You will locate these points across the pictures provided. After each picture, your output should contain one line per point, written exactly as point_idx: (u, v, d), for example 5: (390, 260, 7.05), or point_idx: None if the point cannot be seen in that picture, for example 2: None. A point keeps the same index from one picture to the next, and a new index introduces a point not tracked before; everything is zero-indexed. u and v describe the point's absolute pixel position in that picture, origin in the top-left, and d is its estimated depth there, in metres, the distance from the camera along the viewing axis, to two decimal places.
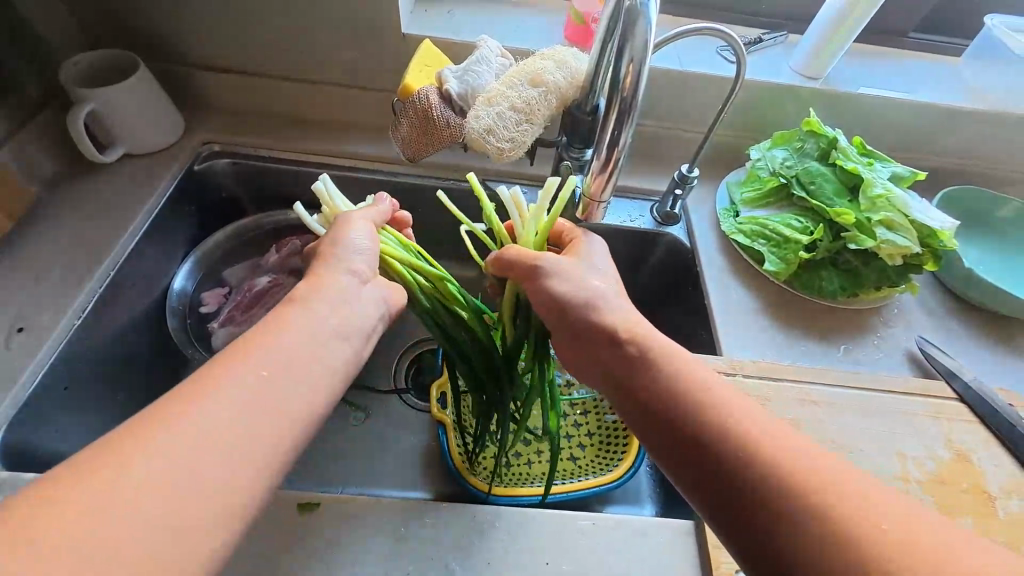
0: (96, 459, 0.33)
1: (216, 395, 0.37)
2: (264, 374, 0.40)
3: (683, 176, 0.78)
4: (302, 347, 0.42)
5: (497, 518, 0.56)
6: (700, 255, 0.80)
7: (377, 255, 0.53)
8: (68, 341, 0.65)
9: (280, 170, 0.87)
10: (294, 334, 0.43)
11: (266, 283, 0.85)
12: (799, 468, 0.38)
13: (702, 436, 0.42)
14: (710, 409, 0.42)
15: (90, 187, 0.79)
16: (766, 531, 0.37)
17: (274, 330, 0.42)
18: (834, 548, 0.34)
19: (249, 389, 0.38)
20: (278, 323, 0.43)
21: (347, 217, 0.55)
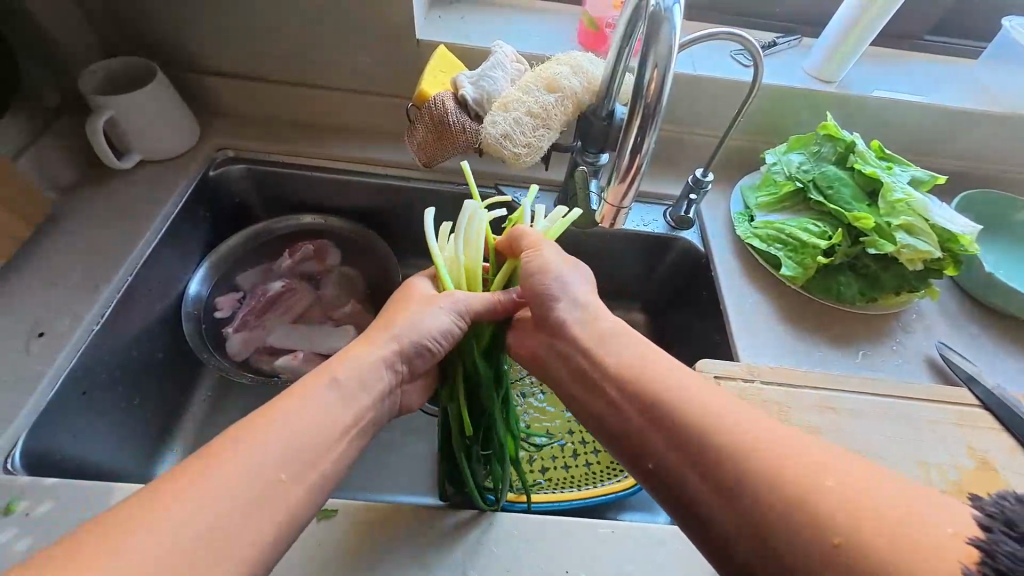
0: (140, 503, 0.35)
1: (238, 464, 0.38)
2: (290, 454, 0.40)
3: (697, 180, 0.78)
4: (325, 425, 0.43)
5: (515, 525, 0.56)
6: (714, 260, 0.79)
7: (438, 353, 0.53)
8: (86, 347, 0.65)
9: (294, 175, 0.88)
10: (326, 419, 0.43)
11: (279, 287, 0.85)
12: (755, 451, 0.38)
13: (657, 429, 0.42)
14: (662, 401, 0.43)
15: (107, 194, 0.79)
16: (727, 526, 0.37)
17: (311, 404, 0.43)
18: (806, 526, 0.34)
19: (278, 469, 0.39)
20: (304, 395, 0.44)
21: (446, 305, 0.53)
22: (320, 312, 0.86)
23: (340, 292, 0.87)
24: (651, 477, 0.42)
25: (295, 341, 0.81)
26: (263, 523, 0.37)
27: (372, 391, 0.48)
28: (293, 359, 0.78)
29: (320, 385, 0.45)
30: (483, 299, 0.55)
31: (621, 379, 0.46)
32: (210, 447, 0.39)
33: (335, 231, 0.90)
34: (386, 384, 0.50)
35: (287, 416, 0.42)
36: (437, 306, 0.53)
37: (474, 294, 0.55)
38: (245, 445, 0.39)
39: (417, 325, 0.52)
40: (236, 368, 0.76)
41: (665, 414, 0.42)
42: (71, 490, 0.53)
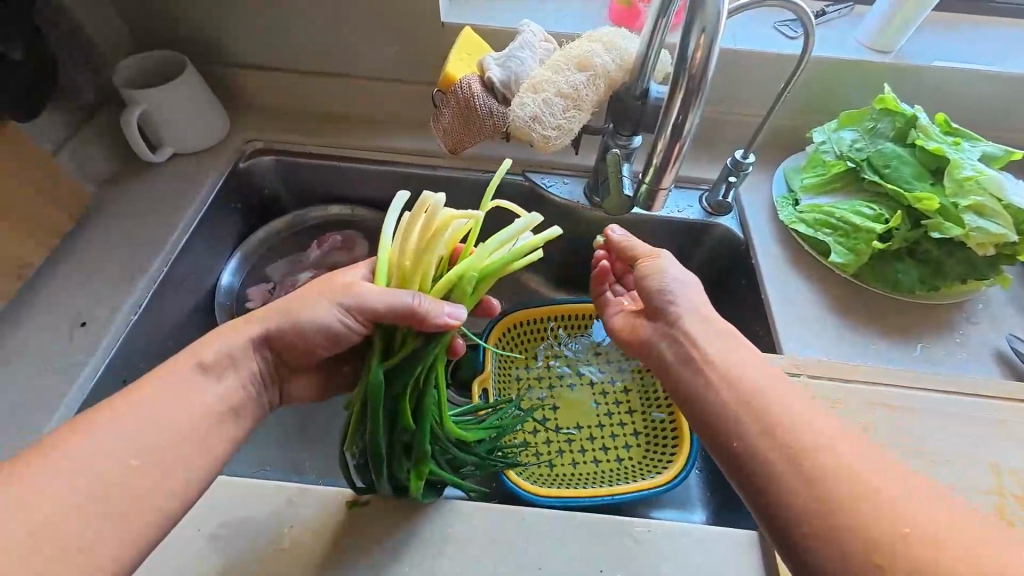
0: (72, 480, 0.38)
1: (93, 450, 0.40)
2: (138, 448, 0.41)
3: (737, 162, 0.74)
4: (182, 416, 0.44)
5: (546, 518, 0.54)
6: (754, 247, 0.75)
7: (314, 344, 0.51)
8: (124, 337, 0.67)
9: (321, 166, 0.88)
10: (182, 410, 0.44)
11: (309, 278, 0.85)
12: (846, 461, 0.39)
13: (745, 419, 0.43)
14: (753, 395, 0.44)
15: (141, 187, 0.81)
16: (802, 514, 0.38)
17: (169, 394, 0.44)
18: (877, 538, 0.36)
19: (132, 465, 0.40)
20: (165, 377, 0.45)
21: (350, 300, 0.48)
22: None
23: None
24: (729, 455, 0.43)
25: None
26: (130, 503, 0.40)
27: (235, 382, 0.48)
28: None
29: (184, 369, 0.45)
30: (376, 300, 0.48)
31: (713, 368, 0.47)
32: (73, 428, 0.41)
33: (362, 222, 0.90)
34: (253, 371, 0.50)
35: (176, 383, 0.45)
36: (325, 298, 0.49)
37: (375, 294, 0.48)
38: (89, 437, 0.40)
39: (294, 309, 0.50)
40: None
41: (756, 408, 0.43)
42: None
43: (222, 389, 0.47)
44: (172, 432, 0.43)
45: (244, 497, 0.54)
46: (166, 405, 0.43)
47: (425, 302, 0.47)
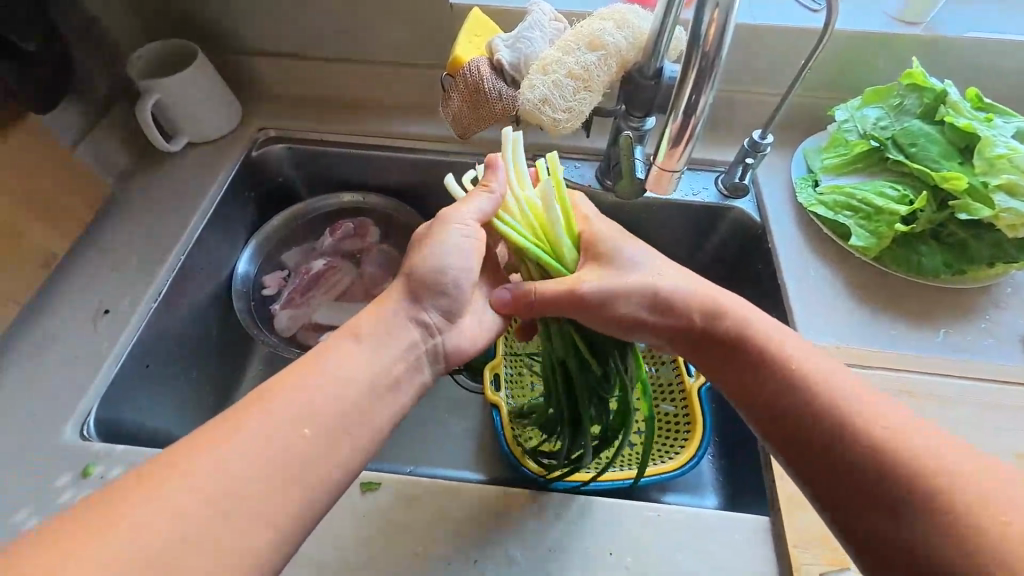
0: (154, 478, 0.36)
1: (226, 446, 0.38)
2: (296, 425, 0.40)
3: (755, 143, 0.72)
4: (344, 395, 0.43)
5: (560, 506, 0.54)
6: (772, 230, 0.74)
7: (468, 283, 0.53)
8: (148, 322, 0.69)
9: (332, 153, 0.88)
10: (346, 381, 0.44)
11: (322, 265, 0.88)
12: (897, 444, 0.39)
13: (787, 411, 0.44)
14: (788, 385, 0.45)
15: (157, 176, 0.82)
16: (845, 489, 0.40)
17: (327, 367, 0.44)
18: (934, 522, 0.36)
19: (285, 440, 0.40)
20: (314, 364, 0.44)
21: (453, 218, 0.53)
22: (360, 289, 0.88)
23: (379, 269, 0.90)
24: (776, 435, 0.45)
25: (338, 318, 0.84)
26: (253, 508, 0.37)
27: (395, 359, 0.47)
28: None
29: (342, 342, 0.46)
30: (480, 206, 0.56)
31: (746, 364, 0.48)
32: (203, 431, 0.39)
33: (373, 210, 0.91)
34: (414, 336, 0.49)
35: (329, 366, 0.44)
36: (443, 229, 0.53)
37: (464, 210, 0.55)
38: (225, 435, 0.38)
39: (434, 260, 0.51)
40: (285, 344, 0.80)
41: (793, 401, 0.44)
42: (138, 456, 0.57)
43: (372, 368, 0.46)
44: (325, 410, 0.42)
45: None
46: (316, 396, 0.42)
47: (494, 185, 0.58)
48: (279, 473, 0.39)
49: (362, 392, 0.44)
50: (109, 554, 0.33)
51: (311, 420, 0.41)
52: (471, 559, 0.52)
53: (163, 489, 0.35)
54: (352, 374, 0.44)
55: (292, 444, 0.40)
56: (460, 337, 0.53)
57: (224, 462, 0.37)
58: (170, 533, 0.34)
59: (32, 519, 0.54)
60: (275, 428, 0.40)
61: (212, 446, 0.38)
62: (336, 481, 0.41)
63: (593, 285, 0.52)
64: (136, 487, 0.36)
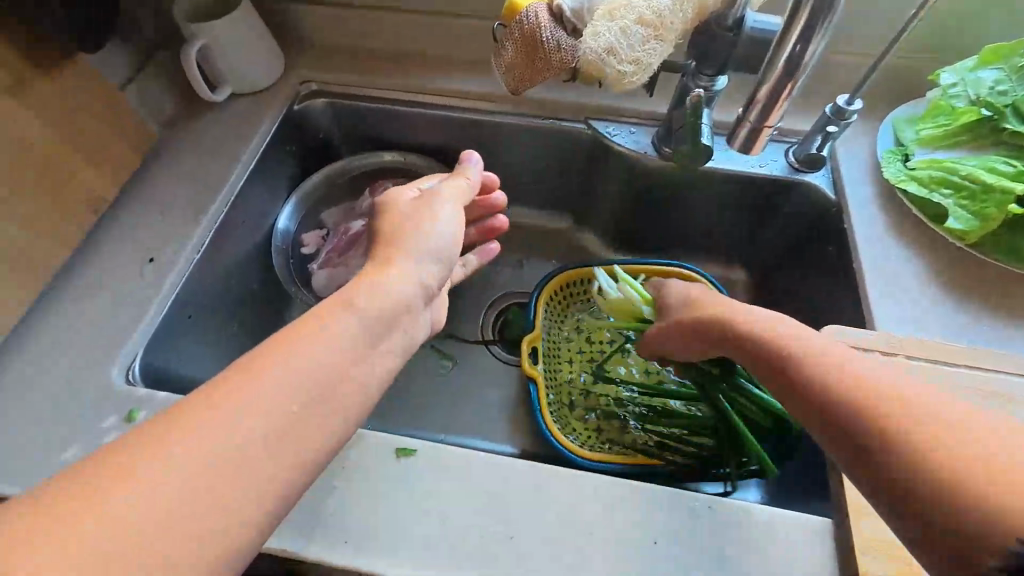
0: (136, 455, 0.34)
1: (213, 419, 0.36)
2: (285, 401, 0.38)
3: (839, 109, 0.64)
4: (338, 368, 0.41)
5: (601, 487, 0.52)
6: (848, 209, 0.67)
7: (451, 254, 0.54)
8: (191, 272, 0.69)
9: (375, 109, 0.85)
10: (340, 352, 0.42)
11: (361, 226, 0.86)
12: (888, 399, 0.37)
13: (787, 386, 0.43)
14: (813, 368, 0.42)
15: (202, 127, 0.81)
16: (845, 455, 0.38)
17: (320, 338, 0.41)
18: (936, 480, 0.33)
19: (276, 416, 0.38)
20: (308, 335, 0.41)
21: (437, 193, 0.57)
22: None
23: None
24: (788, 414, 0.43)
25: None
26: (244, 484, 0.36)
27: (391, 332, 0.46)
28: None
29: (339, 312, 0.43)
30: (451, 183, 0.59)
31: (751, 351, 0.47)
32: (187, 403, 0.37)
33: (414, 170, 0.88)
34: (413, 306, 0.48)
35: (324, 338, 0.42)
36: (423, 203, 0.55)
37: (448, 189, 0.58)
38: (211, 410, 0.36)
39: (433, 238, 0.53)
40: (323, 303, 0.80)
41: (787, 375, 0.42)
42: (180, 404, 0.57)
43: (366, 342, 0.44)
44: (318, 382, 0.40)
45: None
46: (306, 368, 0.40)
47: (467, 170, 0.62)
48: (314, 429, 0.39)
49: (390, 343, 0.46)
50: (94, 532, 0.31)
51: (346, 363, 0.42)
52: (506, 533, 0.50)
53: (147, 467, 0.34)
54: (381, 321, 0.45)
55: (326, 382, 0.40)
56: (436, 318, 0.57)
57: (212, 439, 0.35)
58: (212, 461, 0.35)
59: (79, 456, 0.55)
60: (264, 401, 0.38)
61: (206, 413, 0.36)
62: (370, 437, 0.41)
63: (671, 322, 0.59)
64: (179, 415, 0.36)
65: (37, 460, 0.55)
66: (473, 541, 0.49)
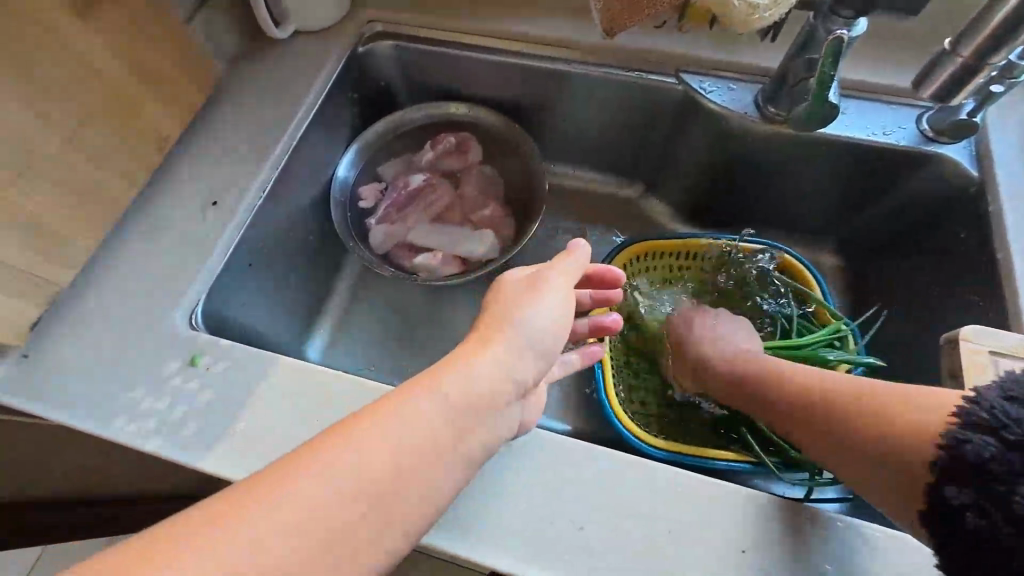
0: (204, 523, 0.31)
1: (283, 496, 0.33)
2: (358, 486, 0.34)
3: (1008, 64, 0.52)
4: (416, 455, 0.37)
5: (687, 486, 0.46)
6: (994, 188, 0.57)
7: (551, 348, 0.47)
8: (252, 219, 0.67)
9: (442, 53, 0.78)
10: (419, 440, 0.37)
11: (421, 181, 0.82)
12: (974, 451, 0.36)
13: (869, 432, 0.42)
14: (841, 409, 0.45)
15: (265, 66, 0.78)
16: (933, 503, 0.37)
17: (401, 420, 0.37)
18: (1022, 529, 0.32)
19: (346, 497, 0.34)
20: (390, 414, 0.37)
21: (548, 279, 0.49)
22: (458, 211, 0.82)
23: (480, 192, 0.82)
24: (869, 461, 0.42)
25: (434, 239, 0.78)
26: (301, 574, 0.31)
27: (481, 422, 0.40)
28: (431, 260, 0.76)
29: (424, 394, 0.39)
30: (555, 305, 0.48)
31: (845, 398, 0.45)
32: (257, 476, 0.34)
33: (481, 125, 0.82)
34: (507, 396, 0.42)
35: (406, 417, 0.37)
36: (535, 296, 0.47)
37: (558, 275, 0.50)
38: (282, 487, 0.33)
39: (531, 319, 0.46)
40: (380, 260, 0.77)
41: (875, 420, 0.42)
42: (242, 354, 0.56)
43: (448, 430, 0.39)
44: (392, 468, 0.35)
45: (350, 391, 0.53)
46: (384, 452, 0.36)
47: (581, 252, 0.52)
48: (414, 483, 0.36)
49: (476, 438, 0.40)
50: None
51: (444, 434, 0.38)
52: (578, 522, 0.45)
53: (211, 537, 0.31)
54: (473, 408, 0.40)
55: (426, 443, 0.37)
56: (526, 418, 0.48)
57: (278, 520, 0.32)
58: (313, 518, 0.33)
59: (144, 397, 0.55)
60: (336, 486, 0.34)
61: (276, 487, 0.33)
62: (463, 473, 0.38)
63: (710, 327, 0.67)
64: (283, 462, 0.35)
65: (106, 399, 0.55)
66: (540, 527, 0.45)
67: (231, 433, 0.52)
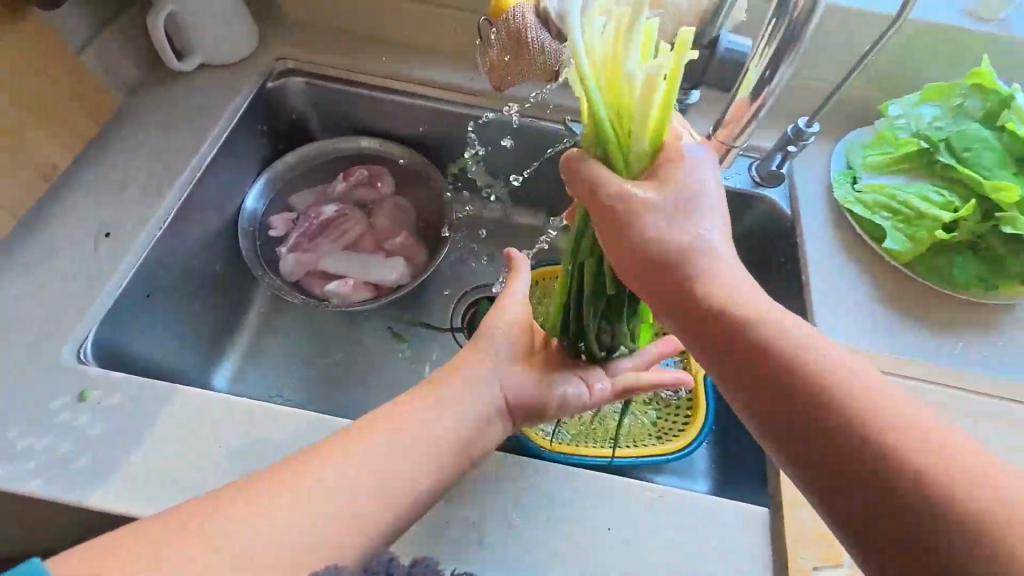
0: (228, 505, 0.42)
1: (308, 481, 0.44)
2: (361, 470, 0.46)
3: (799, 131, 0.69)
4: (410, 443, 0.48)
5: (566, 479, 0.54)
6: (802, 226, 0.71)
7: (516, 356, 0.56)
8: (151, 249, 0.67)
9: (352, 93, 0.84)
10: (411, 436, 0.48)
11: (333, 212, 0.85)
12: (896, 431, 0.34)
13: (791, 393, 0.37)
14: (855, 415, 0.35)
15: (168, 97, 0.78)
16: (849, 488, 0.34)
17: (397, 424, 0.49)
18: (930, 513, 0.32)
19: (350, 477, 0.45)
20: (390, 418, 0.49)
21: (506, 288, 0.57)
22: (370, 240, 0.86)
23: (392, 222, 0.88)
24: (786, 432, 0.37)
25: (345, 267, 0.82)
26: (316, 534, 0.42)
27: (463, 414, 0.51)
28: (343, 286, 0.79)
29: (418, 404, 0.50)
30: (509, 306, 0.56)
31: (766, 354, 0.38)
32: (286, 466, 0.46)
33: (392, 160, 0.88)
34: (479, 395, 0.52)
35: (403, 422, 0.49)
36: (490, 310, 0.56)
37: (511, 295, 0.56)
38: (296, 478, 0.44)
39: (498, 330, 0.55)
40: (290, 288, 0.78)
41: (798, 384, 0.37)
42: (137, 385, 0.55)
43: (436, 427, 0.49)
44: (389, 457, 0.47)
45: (257, 417, 0.55)
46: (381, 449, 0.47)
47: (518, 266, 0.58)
48: (389, 489, 0.46)
49: (460, 428, 0.50)
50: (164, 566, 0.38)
51: (441, 428, 0.49)
52: (469, 519, 0.52)
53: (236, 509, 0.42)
54: (459, 405, 0.51)
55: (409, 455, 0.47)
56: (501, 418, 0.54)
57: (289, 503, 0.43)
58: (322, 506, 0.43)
59: (25, 436, 0.52)
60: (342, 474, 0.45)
61: (298, 475, 0.44)
62: (450, 458, 0.49)
63: (656, 225, 0.42)
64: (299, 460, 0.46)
65: None
66: (439, 526, 0.52)
67: (125, 468, 0.51)
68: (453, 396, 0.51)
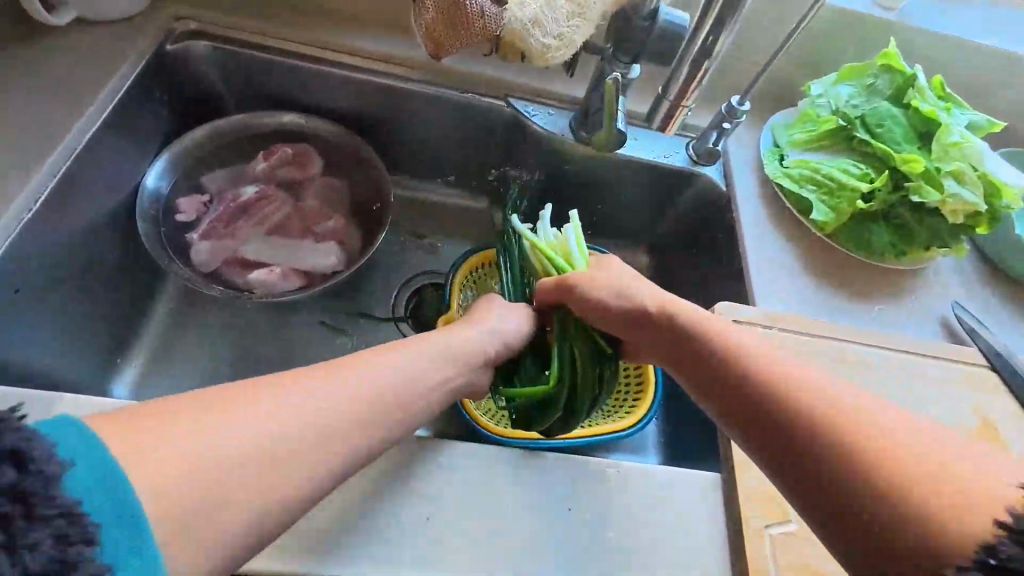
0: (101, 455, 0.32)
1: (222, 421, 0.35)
2: (285, 431, 0.37)
3: (732, 108, 0.71)
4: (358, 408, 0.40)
5: (524, 463, 0.52)
6: (736, 201, 0.74)
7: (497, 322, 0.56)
8: (19, 235, 0.56)
9: (270, 61, 0.75)
10: (366, 398, 0.41)
11: (253, 194, 0.77)
12: (831, 409, 0.40)
13: (731, 382, 0.45)
14: (788, 394, 0.42)
15: (37, 57, 0.66)
16: (792, 457, 0.40)
17: (351, 378, 0.41)
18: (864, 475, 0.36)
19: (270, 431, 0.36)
20: (351, 368, 0.42)
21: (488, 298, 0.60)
22: (298, 224, 0.78)
23: (322, 204, 0.80)
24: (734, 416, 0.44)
25: (270, 254, 0.74)
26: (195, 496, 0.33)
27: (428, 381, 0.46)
28: (269, 275, 0.71)
29: (390, 359, 0.44)
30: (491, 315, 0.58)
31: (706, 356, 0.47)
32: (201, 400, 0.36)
33: (319, 137, 0.81)
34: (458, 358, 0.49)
35: (363, 375, 0.42)
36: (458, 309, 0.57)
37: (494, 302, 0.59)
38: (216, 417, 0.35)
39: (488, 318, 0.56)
40: (203, 278, 0.69)
41: (738, 375, 0.45)
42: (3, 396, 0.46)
43: (394, 391, 0.43)
44: (329, 422, 0.39)
45: None
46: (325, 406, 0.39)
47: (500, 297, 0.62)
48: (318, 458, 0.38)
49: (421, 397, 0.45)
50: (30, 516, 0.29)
51: (397, 397, 0.43)
52: (426, 516, 0.48)
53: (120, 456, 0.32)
54: (429, 372, 0.46)
55: (371, 411, 0.41)
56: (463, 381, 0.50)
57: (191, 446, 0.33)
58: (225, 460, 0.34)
59: None
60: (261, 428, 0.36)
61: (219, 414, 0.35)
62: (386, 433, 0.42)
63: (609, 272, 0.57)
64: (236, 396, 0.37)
65: None
66: (393, 526, 0.47)
67: None
68: (414, 356, 0.46)
